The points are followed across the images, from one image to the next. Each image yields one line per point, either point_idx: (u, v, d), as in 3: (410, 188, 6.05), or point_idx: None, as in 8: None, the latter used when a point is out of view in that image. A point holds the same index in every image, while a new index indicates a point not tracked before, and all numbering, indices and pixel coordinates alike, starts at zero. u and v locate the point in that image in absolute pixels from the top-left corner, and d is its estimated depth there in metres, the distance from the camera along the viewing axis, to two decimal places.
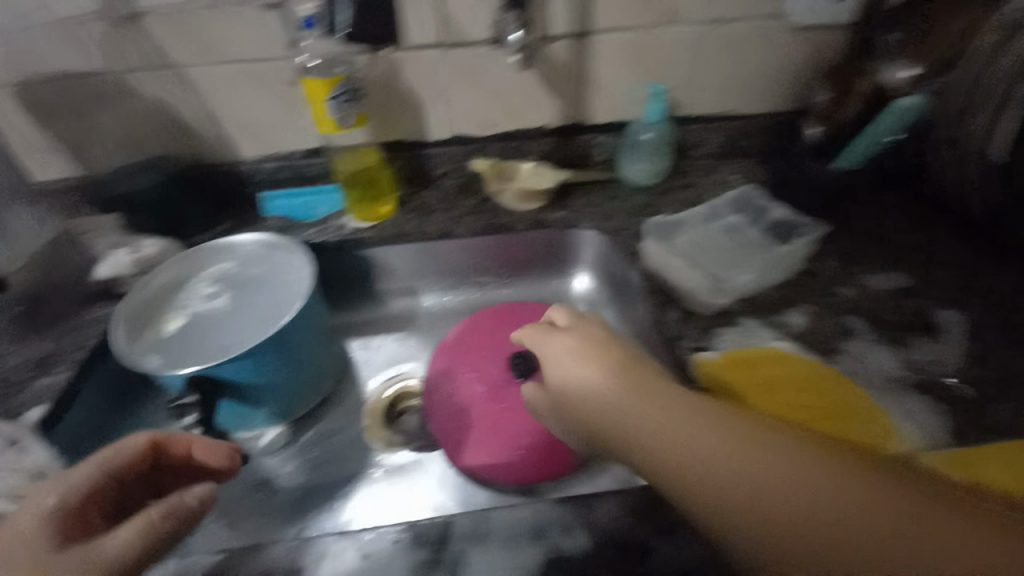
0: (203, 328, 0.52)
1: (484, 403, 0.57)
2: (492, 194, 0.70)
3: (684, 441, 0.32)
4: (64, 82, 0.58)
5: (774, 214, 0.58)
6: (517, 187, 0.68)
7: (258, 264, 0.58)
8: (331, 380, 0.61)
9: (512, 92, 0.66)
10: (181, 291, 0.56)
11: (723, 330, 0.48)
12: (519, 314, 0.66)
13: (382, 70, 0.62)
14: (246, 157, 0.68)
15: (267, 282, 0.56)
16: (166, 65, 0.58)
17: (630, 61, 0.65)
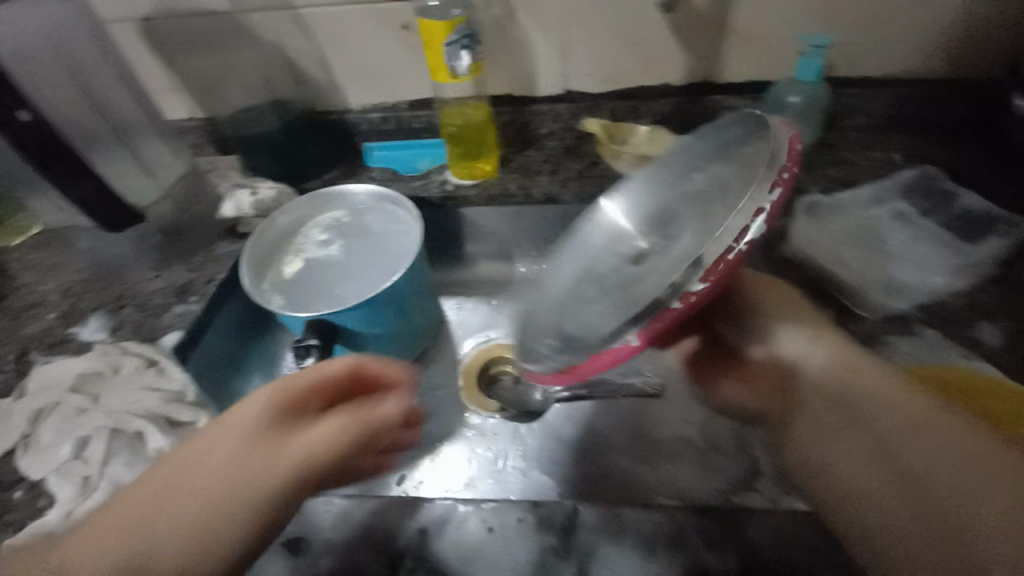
0: (319, 273, 0.52)
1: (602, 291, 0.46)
2: (603, 158, 0.64)
3: (816, 397, 0.38)
4: (195, 21, 0.58)
5: (963, 201, 0.47)
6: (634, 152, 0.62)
7: (371, 215, 0.57)
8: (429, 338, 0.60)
9: (640, 42, 0.59)
10: (297, 234, 0.56)
11: (889, 337, 0.42)
12: None
13: (500, 15, 0.57)
14: (354, 104, 0.66)
15: (378, 234, 0.55)
16: (286, 5, 0.57)
17: (787, 7, 0.55)
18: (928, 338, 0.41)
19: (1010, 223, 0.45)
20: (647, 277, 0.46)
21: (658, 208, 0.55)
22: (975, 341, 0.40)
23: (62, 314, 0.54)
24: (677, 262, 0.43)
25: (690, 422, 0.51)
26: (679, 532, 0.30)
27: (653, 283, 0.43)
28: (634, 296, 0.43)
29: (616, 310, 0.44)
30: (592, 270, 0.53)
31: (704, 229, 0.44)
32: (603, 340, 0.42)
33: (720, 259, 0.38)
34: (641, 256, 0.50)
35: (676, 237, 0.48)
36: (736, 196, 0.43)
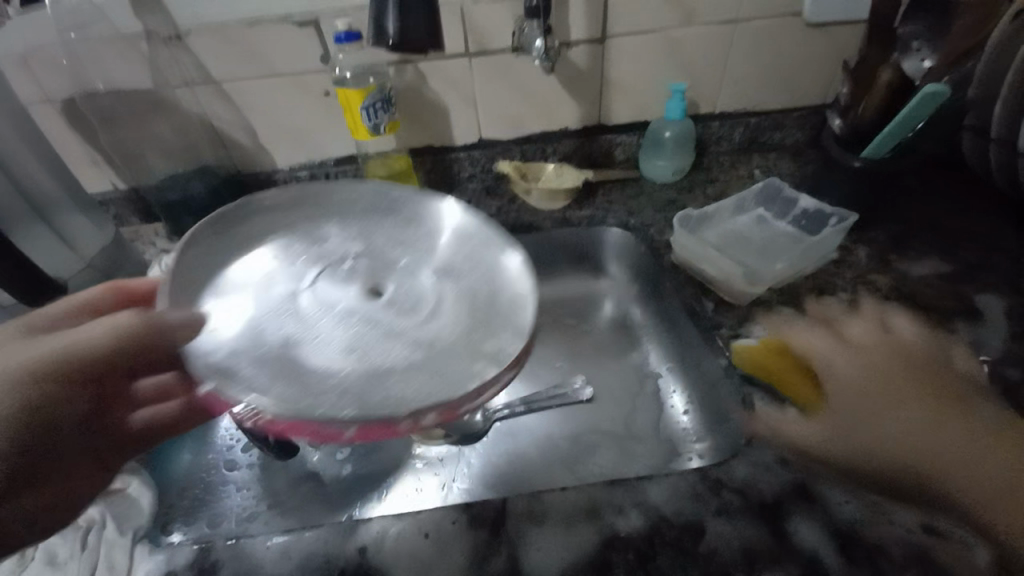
0: None
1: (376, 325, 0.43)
2: (519, 195, 0.71)
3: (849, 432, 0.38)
4: (117, 98, 0.61)
5: (801, 204, 0.59)
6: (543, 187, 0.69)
7: None
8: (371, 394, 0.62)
9: (537, 95, 0.68)
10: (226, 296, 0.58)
11: (759, 319, 0.49)
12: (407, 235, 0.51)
13: (411, 79, 0.65)
14: (282, 164, 0.70)
15: None
16: (210, 80, 0.62)
17: (651, 61, 0.67)
18: (787, 315, 0.49)
19: (841, 216, 0.56)
20: (382, 364, 0.40)
21: (401, 272, 0.47)
22: (822, 313, 0.49)
23: None
24: (405, 355, 0.41)
25: (615, 417, 0.59)
26: (593, 503, 0.36)
27: (406, 402, 0.37)
28: (375, 401, 0.37)
29: (311, 361, 0.40)
30: (330, 298, 0.44)
31: (456, 311, 0.44)
32: (327, 401, 0.37)
33: (460, 399, 0.37)
34: (366, 319, 0.43)
35: (422, 327, 0.43)
36: (467, 325, 0.44)
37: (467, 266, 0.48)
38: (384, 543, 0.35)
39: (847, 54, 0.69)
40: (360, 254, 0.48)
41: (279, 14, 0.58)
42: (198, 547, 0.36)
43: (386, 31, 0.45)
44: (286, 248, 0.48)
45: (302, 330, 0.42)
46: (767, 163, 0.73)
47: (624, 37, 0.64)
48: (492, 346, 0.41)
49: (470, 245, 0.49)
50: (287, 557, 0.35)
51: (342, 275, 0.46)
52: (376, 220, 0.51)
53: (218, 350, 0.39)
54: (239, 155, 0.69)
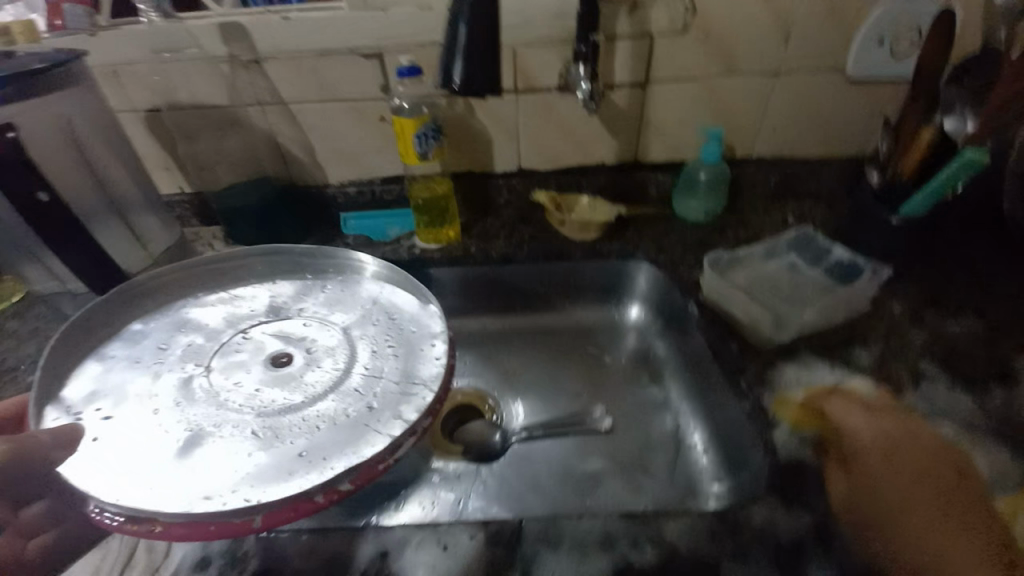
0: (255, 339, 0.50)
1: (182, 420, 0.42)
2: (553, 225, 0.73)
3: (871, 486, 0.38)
4: (196, 112, 0.67)
5: (835, 254, 0.60)
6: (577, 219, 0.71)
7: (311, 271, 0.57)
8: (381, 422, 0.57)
9: (577, 132, 0.72)
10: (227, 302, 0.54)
11: (784, 365, 0.49)
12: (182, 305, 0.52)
13: (460, 111, 0.69)
14: (334, 181, 0.76)
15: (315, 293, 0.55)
16: (279, 101, 0.67)
17: (690, 105, 0.69)
18: (813, 363, 0.49)
19: (874, 269, 0.56)
20: (296, 439, 0.41)
21: (312, 343, 0.49)
22: (849, 364, 0.49)
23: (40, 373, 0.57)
24: (317, 423, 0.42)
25: (631, 449, 0.59)
26: (608, 534, 0.37)
27: (318, 472, 0.38)
28: (278, 487, 0.38)
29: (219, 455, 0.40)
30: (226, 383, 0.45)
31: (369, 365, 0.47)
32: (228, 499, 0.37)
33: (373, 460, 0.39)
34: (275, 392, 0.45)
35: (329, 391, 0.45)
36: (386, 373, 0.46)
37: (392, 327, 0.50)
38: (406, 551, 0.37)
39: (887, 110, 0.70)
40: (251, 327, 0.51)
41: (347, 46, 0.63)
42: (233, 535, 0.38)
43: (453, 78, 0.49)
44: (172, 331, 0.50)
45: (216, 419, 0.42)
46: (801, 210, 0.73)
47: (666, 82, 0.67)
48: (406, 402, 0.43)
49: (367, 307, 0.53)
50: (313, 554, 0.37)
51: (239, 358, 0.47)
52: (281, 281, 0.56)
53: (123, 463, 0.39)
54: (295, 169, 0.74)
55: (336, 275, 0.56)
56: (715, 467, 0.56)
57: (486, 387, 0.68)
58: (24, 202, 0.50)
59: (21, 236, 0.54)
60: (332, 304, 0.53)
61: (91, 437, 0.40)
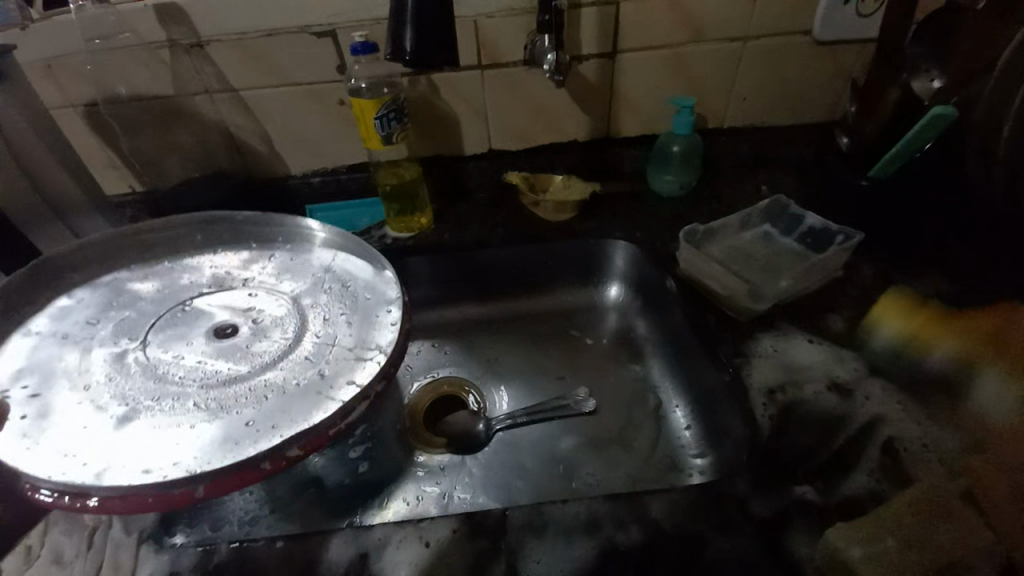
0: (196, 308, 0.48)
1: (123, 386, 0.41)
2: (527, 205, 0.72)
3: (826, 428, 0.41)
4: (137, 103, 0.63)
5: (807, 221, 0.60)
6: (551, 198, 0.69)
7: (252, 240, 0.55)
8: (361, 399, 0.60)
9: (546, 110, 0.70)
10: (162, 274, 0.51)
11: (762, 335, 0.49)
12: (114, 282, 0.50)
13: (423, 91, 0.66)
14: (295, 171, 0.72)
15: (260, 259, 0.53)
16: (229, 89, 0.63)
17: (659, 76, 0.68)
18: (790, 331, 0.50)
19: (847, 235, 0.56)
20: (240, 410, 0.39)
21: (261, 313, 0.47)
22: (824, 330, 0.49)
23: None
24: (267, 391, 0.40)
25: (614, 429, 0.59)
26: (592, 516, 0.36)
27: (267, 439, 0.37)
28: (225, 455, 0.36)
29: (157, 430, 0.38)
30: (164, 357, 0.43)
31: (321, 332, 0.45)
32: (168, 471, 0.35)
33: (324, 425, 0.38)
34: (219, 364, 0.43)
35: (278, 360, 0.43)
36: (339, 339, 0.45)
37: (343, 291, 0.49)
38: (387, 552, 0.35)
39: (854, 74, 0.69)
40: (194, 301, 0.49)
41: (297, 25, 0.60)
42: (202, 550, 0.37)
43: (403, 47, 0.46)
44: (103, 308, 0.47)
45: (154, 394, 0.40)
46: (775, 179, 0.73)
47: (634, 53, 0.65)
48: (360, 365, 0.42)
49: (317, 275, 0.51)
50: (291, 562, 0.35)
51: (180, 333, 0.46)
52: (223, 255, 0.53)
53: (49, 441, 0.37)
54: (253, 161, 0.70)
55: (291, 244, 0.54)
56: (698, 441, 0.56)
57: (468, 375, 0.67)
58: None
59: None
60: (280, 275, 0.51)
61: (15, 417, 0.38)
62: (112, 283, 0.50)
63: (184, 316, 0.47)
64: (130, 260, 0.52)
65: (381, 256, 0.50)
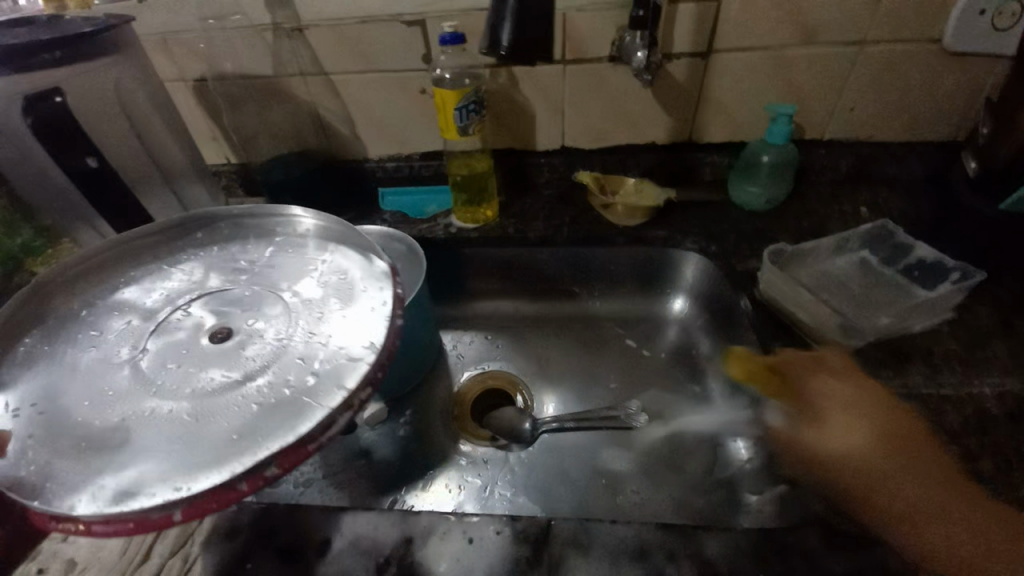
0: (170, 305, 0.42)
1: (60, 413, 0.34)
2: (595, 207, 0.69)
3: (873, 466, 0.39)
4: (240, 81, 0.67)
5: (917, 253, 0.54)
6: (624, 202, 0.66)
7: (231, 233, 0.48)
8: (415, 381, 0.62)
9: (626, 110, 0.67)
10: (127, 271, 0.45)
11: (849, 375, 0.45)
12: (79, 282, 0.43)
13: (503, 83, 0.65)
14: (373, 155, 0.75)
15: (240, 251, 0.47)
16: (321, 72, 0.66)
17: (756, 79, 0.63)
18: (882, 373, 0.45)
19: (966, 273, 0.50)
20: (207, 424, 0.33)
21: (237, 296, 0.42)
22: (924, 377, 0.44)
23: None
24: (236, 401, 0.34)
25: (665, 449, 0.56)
26: (642, 544, 0.34)
27: (241, 453, 0.31)
28: (189, 476, 0.30)
29: (98, 457, 0.31)
30: (120, 369, 0.37)
31: (303, 326, 0.39)
32: (126, 493, 0.29)
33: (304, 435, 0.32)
34: (182, 370, 0.36)
35: (256, 346, 0.37)
36: (326, 330, 0.38)
37: (325, 281, 0.43)
38: (431, 540, 0.36)
39: (993, 88, 0.61)
40: (164, 296, 0.43)
41: (390, 13, 0.61)
42: (263, 507, 0.38)
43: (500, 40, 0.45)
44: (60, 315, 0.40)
45: (100, 414, 0.34)
46: (877, 200, 0.66)
47: (731, 53, 0.61)
48: (350, 363, 0.36)
49: (297, 267, 0.44)
50: (340, 536, 0.36)
51: (143, 336, 0.39)
52: (197, 251, 0.47)
53: None
54: (336, 142, 0.73)
55: (251, 222, 0.49)
56: None
57: (519, 371, 0.66)
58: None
59: (76, 201, 0.56)
60: (259, 268, 0.45)
61: None
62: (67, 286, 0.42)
63: (157, 315, 0.41)
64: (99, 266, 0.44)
65: (370, 242, 0.44)
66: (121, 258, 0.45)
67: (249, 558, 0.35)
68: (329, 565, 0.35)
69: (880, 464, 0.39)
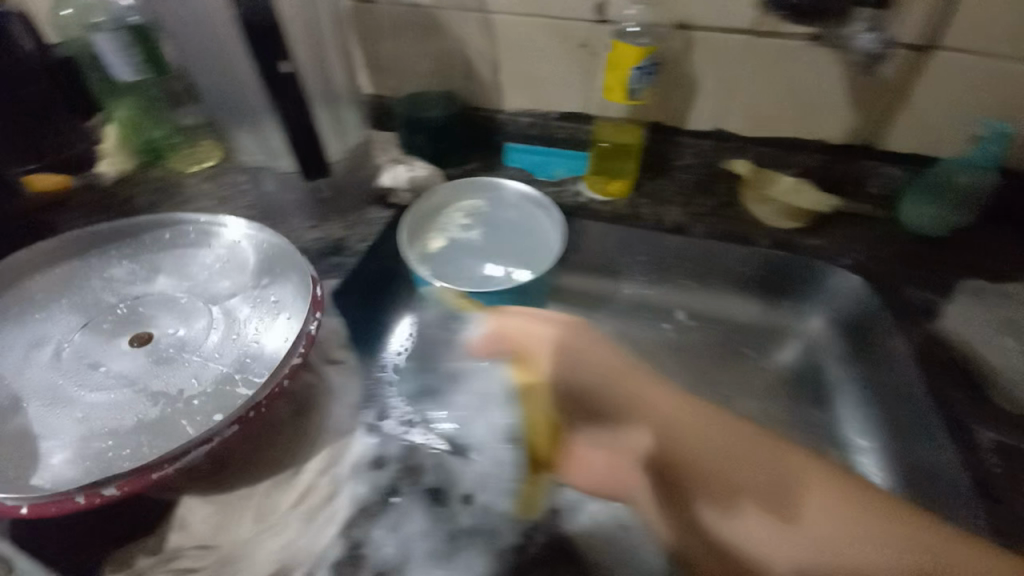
0: (112, 318, 0.47)
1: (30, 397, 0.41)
2: (745, 201, 0.64)
3: (694, 442, 0.41)
4: (397, 7, 0.65)
5: None
6: (780, 202, 0.61)
7: (149, 236, 0.53)
8: None
9: (802, 99, 0.61)
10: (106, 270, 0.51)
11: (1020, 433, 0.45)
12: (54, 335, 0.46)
13: (677, 49, 0.60)
14: (508, 106, 0.71)
15: (173, 249, 0.53)
16: (483, 9, 0.63)
17: (975, 87, 0.55)
18: None
19: None
20: (129, 434, 0.38)
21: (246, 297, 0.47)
22: None
23: None
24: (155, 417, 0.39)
25: None
26: None
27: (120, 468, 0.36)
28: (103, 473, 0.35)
29: (79, 442, 0.38)
30: (78, 366, 0.43)
31: (247, 358, 0.43)
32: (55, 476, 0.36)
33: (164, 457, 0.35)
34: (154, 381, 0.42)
35: (236, 393, 0.41)
36: (248, 362, 0.42)
37: (250, 299, 0.47)
38: (569, 515, 0.41)
39: None
40: (117, 299, 0.49)
41: None
42: (407, 446, 0.41)
43: None
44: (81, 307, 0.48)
45: (37, 408, 0.40)
46: None
47: (955, 53, 0.53)
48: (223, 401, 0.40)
49: (193, 267, 0.51)
50: (482, 491, 0.40)
51: (101, 359, 0.44)
52: (110, 256, 0.52)
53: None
54: (475, 87, 0.70)
55: (210, 230, 0.53)
56: None
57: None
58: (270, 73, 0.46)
59: (239, 106, 0.56)
60: (206, 289, 0.49)
61: None
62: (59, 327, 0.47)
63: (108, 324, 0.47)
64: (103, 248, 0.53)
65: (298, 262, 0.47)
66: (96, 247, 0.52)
67: (396, 493, 0.38)
68: (474, 514, 0.39)
69: (667, 418, 0.41)
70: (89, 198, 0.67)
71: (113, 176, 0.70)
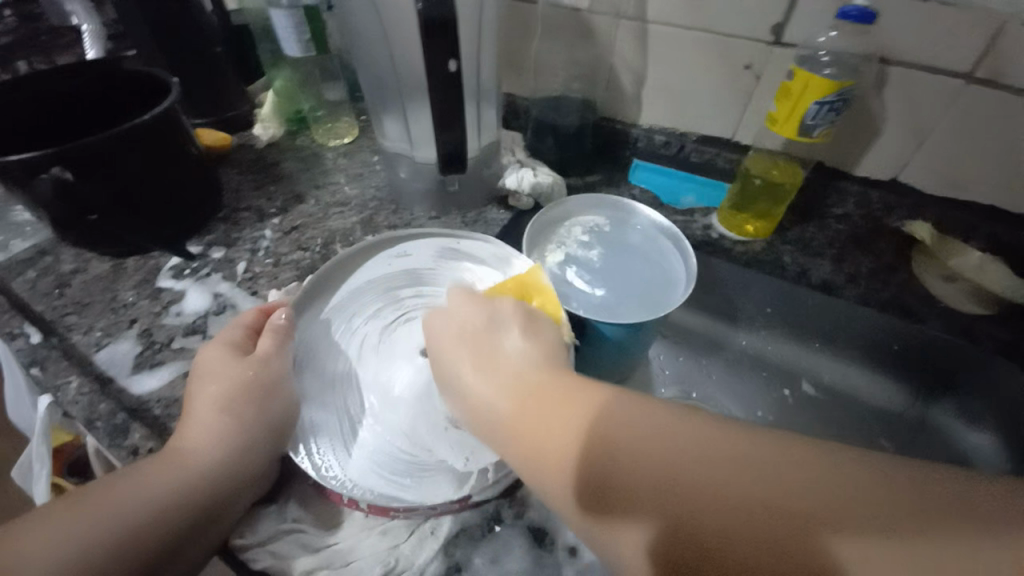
0: (397, 299, 0.46)
1: (246, 360, 0.41)
2: (928, 274, 0.56)
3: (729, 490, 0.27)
4: (552, 8, 0.63)
5: None
6: (972, 284, 0.54)
7: (463, 249, 0.50)
8: (623, 378, 0.55)
9: (1019, 159, 0.51)
10: (430, 274, 0.48)
11: None
12: (361, 317, 0.45)
13: (867, 84, 0.52)
14: (643, 122, 0.67)
15: (485, 266, 0.48)
16: (641, 18, 0.58)
17: None
18: None
19: None
20: (370, 408, 0.40)
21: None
22: None
23: (363, 220, 0.63)
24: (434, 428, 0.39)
25: None
26: None
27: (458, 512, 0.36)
28: (407, 486, 0.36)
29: (411, 466, 0.37)
30: (323, 316, 0.45)
31: None
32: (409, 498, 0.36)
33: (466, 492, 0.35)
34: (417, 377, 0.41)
35: None
36: None
37: None
38: None
39: None
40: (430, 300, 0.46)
41: None
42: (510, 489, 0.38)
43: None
44: (391, 298, 0.46)
45: (304, 356, 0.42)
46: None
47: None
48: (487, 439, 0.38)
49: (512, 286, 0.47)
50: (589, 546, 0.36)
51: (346, 313, 0.45)
52: (435, 261, 0.49)
53: (338, 448, 0.38)
54: (613, 98, 0.67)
55: (454, 241, 0.51)
56: None
57: (716, 410, 0.56)
58: (436, 71, 0.46)
59: (391, 93, 0.58)
60: (446, 274, 0.48)
61: (300, 383, 0.41)
62: (372, 312, 0.45)
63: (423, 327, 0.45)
64: (395, 243, 0.50)
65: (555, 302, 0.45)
66: (381, 246, 0.50)
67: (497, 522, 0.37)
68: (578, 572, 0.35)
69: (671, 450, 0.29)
70: (244, 157, 0.73)
71: (265, 140, 0.75)
